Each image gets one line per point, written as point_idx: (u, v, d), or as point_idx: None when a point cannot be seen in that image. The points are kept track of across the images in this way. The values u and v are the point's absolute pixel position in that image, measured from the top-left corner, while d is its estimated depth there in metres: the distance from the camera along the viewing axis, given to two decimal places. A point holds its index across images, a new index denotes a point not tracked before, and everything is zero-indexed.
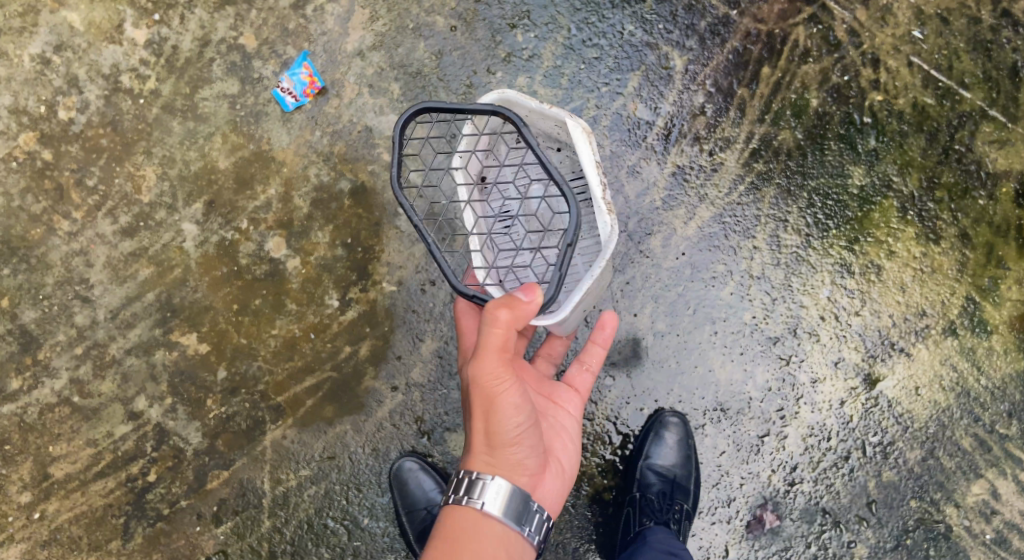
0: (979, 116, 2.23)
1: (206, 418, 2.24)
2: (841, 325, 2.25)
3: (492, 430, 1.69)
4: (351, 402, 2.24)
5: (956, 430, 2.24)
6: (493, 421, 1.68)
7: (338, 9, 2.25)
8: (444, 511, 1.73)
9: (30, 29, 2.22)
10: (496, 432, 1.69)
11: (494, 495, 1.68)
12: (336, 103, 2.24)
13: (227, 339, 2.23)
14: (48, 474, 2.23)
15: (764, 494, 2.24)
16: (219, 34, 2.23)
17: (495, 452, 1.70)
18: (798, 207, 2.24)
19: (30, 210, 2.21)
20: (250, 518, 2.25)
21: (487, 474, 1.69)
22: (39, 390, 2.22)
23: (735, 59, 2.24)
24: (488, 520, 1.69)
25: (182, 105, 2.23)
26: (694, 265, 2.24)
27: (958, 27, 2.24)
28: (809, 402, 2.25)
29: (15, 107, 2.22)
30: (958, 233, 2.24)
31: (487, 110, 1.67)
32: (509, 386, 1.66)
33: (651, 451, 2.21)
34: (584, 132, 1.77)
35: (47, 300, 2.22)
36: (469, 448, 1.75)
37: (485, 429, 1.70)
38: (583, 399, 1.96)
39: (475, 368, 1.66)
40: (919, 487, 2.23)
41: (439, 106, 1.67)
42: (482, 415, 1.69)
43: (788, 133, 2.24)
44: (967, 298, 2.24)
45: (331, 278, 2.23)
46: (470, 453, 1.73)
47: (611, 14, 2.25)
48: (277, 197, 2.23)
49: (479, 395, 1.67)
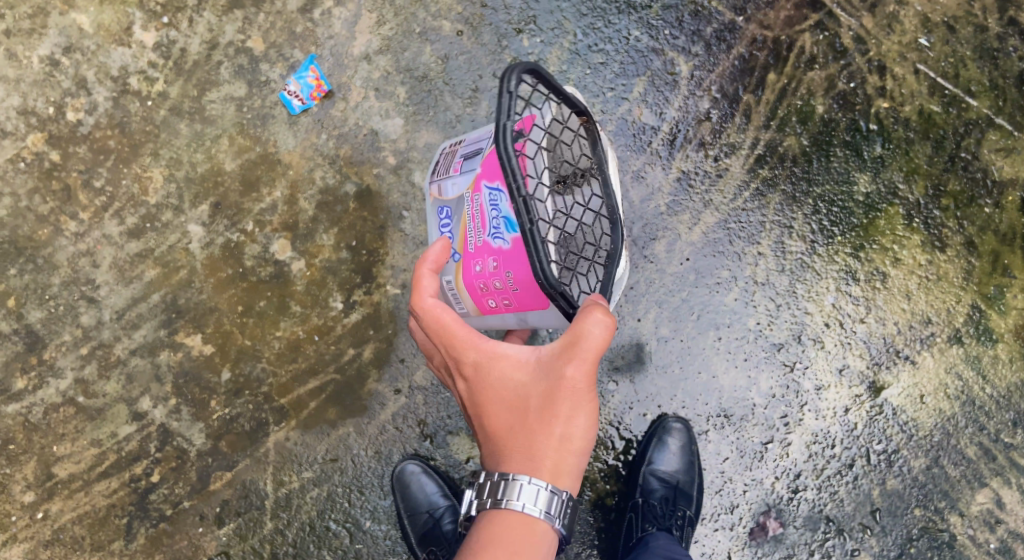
0: (985, 124, 2.23)
1: (209, 420, 2.24)
2: (845, 332, 2.24)
3: (571, 435, 1.60)
4: (354, 405, 2.25)
5: (960, 439, 2.23)
6: (575, 426, 1.60)
7: (345, 13, 2.26)
8: (489, 513, 1.59)
9: (38, 31, 2.23)
10: (574, 439, 1.60)
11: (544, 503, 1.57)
12: (342, 107, 2.25)
13: (231, 340, 2.24)
14: (52, 474, 2.23)
15: (768, 501, 2.24)
16: (226, 37, 2.25)
17: (566, 460, 1.60)
18: (803, 214, 2.24)
19: (37, 211, 2.23)
20: (252, 519, 2.25)
21: (562, 483, 1.59)
22: (44, 390, 2.23)
23: (741, 65, 2.25)
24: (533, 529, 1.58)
25: (189, 107, 2.24)
26: (699, 270, 2.24)
27: (965, 34, 2.24)
28: (813, 408, 2.24)
29: (24, 108, 2.23)
30: (964, 241, 2.23)
31: (579, 106, 1.64)
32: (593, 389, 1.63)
33: (654, 457, 2.21)
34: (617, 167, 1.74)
35: (53, 300, 2.22)
36: (529, 457, 1.60)
37: (563, 434, 1.60)
38: None
39: (572, 369, 1.58)
40: (924, 496, 2.22)
41: (550, 77, 1.56)
42: (565, 419, 1.59)
43: (793, 140, 2.24)
44: (972, 306, 2.23)
45: (335, 281, 2.23)
46: (537, 462, 1.59)
47: (617, 19, 2.26)
48: (282, 199, 2.23)
49: (563, 402, 1.59)
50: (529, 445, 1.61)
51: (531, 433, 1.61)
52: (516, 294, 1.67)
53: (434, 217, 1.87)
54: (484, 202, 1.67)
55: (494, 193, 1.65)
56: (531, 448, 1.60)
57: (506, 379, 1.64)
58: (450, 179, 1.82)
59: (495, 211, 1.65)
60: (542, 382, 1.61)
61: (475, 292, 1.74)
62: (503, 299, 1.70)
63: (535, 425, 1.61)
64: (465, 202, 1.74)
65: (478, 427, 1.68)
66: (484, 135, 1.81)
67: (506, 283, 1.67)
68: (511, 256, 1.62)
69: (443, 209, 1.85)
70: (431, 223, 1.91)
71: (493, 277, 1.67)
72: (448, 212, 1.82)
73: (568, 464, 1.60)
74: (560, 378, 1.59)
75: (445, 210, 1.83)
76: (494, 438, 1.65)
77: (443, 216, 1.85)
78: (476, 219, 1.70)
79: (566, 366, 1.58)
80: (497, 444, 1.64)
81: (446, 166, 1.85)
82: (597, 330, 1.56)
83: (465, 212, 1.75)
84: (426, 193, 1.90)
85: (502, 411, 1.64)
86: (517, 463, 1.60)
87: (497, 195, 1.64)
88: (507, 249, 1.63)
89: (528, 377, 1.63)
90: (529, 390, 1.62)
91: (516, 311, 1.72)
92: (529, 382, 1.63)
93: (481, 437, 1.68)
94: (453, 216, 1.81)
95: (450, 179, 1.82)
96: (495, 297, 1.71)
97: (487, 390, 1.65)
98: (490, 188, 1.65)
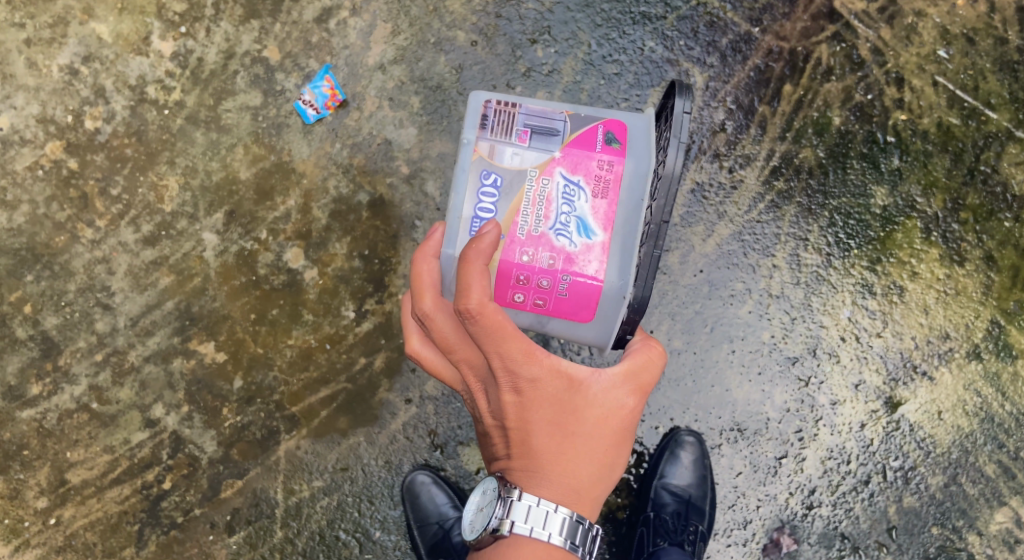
0: (1005, 137, 2.21)
1: (221, 427, 2.24)
2: (861, 346, 2.21)
3: (612, 465, 1.66)
4: (365, 414, 2.24)
5: (979, 456, 2.19)
6: (619, 458, 1.68)
7: (361, 23, 2.27)
8: (520, 539, 1.60)
9: (59, 40, 2.26)
10: (613, 469, 1.67)
11: (564, 527, 1.60)
12: (356, 116, 2.25)
13: (243, 348, 2.24)
14: (65, 480, 2.24)
15: (782, 518, 2.21)
16: (243, 47, 2.26)
17: (603, 491, 1.66)
18: (819, 226, 2.22)
19: (55, 218, 2.24)
20: (263, 528, 2.25)
21: (594, 515, 1.66)
22: (59, 396, 2.24)
23: (757, 76, 2.23)
24: (549, 551, 1.60)
25: (206, 116, 2.26)
26: (713, 282, 2.22)
27: (985, 47, 2.21)
28: (828, 424, 2.21)
29: (42, 115, 2.25)
30: (983, 255, 2.20)
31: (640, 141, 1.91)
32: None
33: (666, 470, 2.19)
34: None
35: (69, 306, 2.24)
36: (573, 486, 1.62)
37: (608, 464, 1.65)
38: None
39: (633, 401, 1.66)
40: (941, 514, 2.19)
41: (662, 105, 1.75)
42: (616, 449, 1.66)
43: (809, 151, 2.22)
44: (992, 322, 2.20)
45: (348, 289, 2.24)
46: (581, 493, 1.63)
47: (632, 30, 2.25)
48: (296, 208, 2.24)
49: (615, 433, 1.65)
50: (574, 474, 1.63)
51: (578, 462, 1.63)
52: (559, 299, 1.63)
53: (471, 178, 1.66)
54: (556, 190, 1.63)
55: (571, 186, 1.63)
56: (577, 477, 1.63)
57: (562, 400, 1.62)
58: (508, 147, 1.65)
59: (568, 206, 1.62)
60: (600, 408, 1.64)
61: (505, 281, 1.63)
62: (537, 298, 1.64)
63: (586, 454, 1.63)
64: (527, 182, 1.64)
65: (516, 444, 1.65)
66: (553, 110, 1.68)
67: (555, 285, 1.62)
68: (575, 259, 1.61)
69: (484, 172, 1.65)
70: (457, 182, 1.67)
71: (542, 274, 1.61)
72: (495, 180, 1.65)
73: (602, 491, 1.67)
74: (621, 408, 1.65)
75: (492, 176, 1.65)
76: (535, 460, 1.63)
77: (485, 181, 1.65)
78: (538, 206, 1.63)
79: (630, 397, 1.66)
80: (539, 467, 1.63)
81: (500, 128, 1.66)
82: (657, 364, 1.70)
83: (524, 193, 1.64)
84: (467, 146, 1.66)
85: (553, 433, 1.62)
86: (562, 491, 1.62)
87: (575, 192, 1.63)
88: (572, 251, 1.61)
89: (587, 401, 1.63)
90: (585, 415, 1.63)
91: (542, 312, 1.66)
92: (587, 406, 1.63)
93: (516, 454, 1.65)
94: (505, 190, 1.64)
95: (508, 146, 1.65)
96: (527, 293, 1.63)
97: (539, 409, 1.62)
98: (570, 181, 1.63)
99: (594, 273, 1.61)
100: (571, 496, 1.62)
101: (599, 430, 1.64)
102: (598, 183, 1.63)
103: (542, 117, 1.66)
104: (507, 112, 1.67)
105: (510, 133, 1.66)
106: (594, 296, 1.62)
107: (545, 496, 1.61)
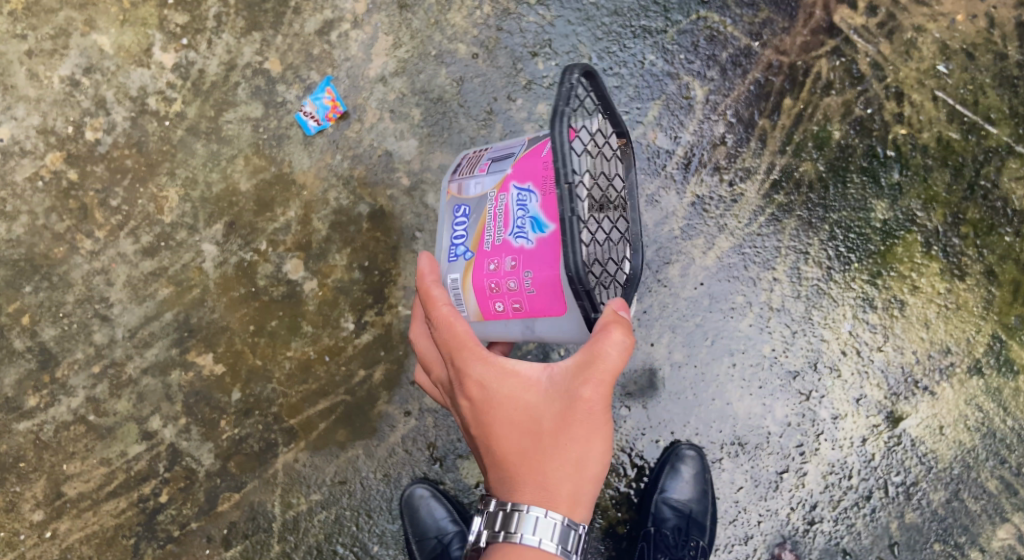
0: (1005, 152, 2.21)
1: (219, 440, 2.23)
2: (862, 360, 2.20)
3: (585, 462, 1.60)
4: (364, 426, 2.23)
5: (981, 472, 2.18)
6: (593, 455, 1.60)
7: (362, 36, 2.28)
8: (496, 545, 1.59)
9: (60, 51, 2.26)
10: (588, 466, 1.60)
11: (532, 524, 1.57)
12: (357, 128, 2.26)
13: (242, 360, 2.23)
14: (62, 493, 2.23)
15: (783, 533, 2.19)
16: (244, 59, 2.27)
17: (581, 491, 1.60)
18: (819, 240, 2.22)
19: (54, 229, 2.24)
20: (260, 542, 2.23)
21: (578, 516, 1.59)
22: (56, 408, 2.23)
23: (757, 90, 2.24)
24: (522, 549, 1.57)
25: (206, 127, 2.26)
26: (713, 295, 2.21)
27: (984, 62, 2.22)
28: (829, 438, 2.20)
29: (43, 127, 2.25)
30: (984, 270, 2.20)
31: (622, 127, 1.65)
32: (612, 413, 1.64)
33: (666, 485, 2.17)
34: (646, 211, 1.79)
35: (67, 317, 2.23)
36: (543, 488, 1.59)
37: (578, 461, 1.60)
38: None
39: (589, 395, 1.57)
40: (943, 530, 2.17)
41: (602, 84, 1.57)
42: (583, 446, 1.59)
43: (809, 165, 2.22)
44: (993, 337, 2.19)
45: (347, 301, 2.23)
46: (553, 493, 1.59)
47: (633, 43, 2.26)
48: (296, 219, 2.24)
49: (576, 427, 1.59)
50: (542, 474, 1.60)
51: (544, 463, 1.60)
52: (530, 297, 1.63)
53: (447, 216, 1.77)
54: (511, 201, 1.65)
55: (523, 192, 1.65)
56: (545, 477, 1.59)
57: (515, 401, 1.61)
58: (472, 179, 1.75)
59: (522, 210, 1.63)
60: (555, 404, 1.60)
61: (482, 294, 1.67)
62: (513, 303, 1.65)
63: (549, 454, 1.59)
64: (488, 203, 1.70)
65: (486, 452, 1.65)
66: (514, 142, 1.78)
67: (522, 284, 1.62)
68: (534, 255, 1.60)
69: (455, 206, 1.76)
70: (441, 224, 1.80)
71: (508, 276, 1.62)
72: (464, 211, 1.74)
73: (582, 490, 1.61)
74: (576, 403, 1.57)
75: (461, 208, 1.75)
76: (503, 465, 1.62)
77: (457, 214, 1.75)
78: (499, 218, 1.66)
79: (582, 390, 1.57)
80: (507, 472, 1.62)
81: (468, 168, 1.80)
82: (614, 353, 1.55)
83: (484, 211, 1.69)
84: (442, 191, 1.80)
85: (513, 437, 1.61)
86: (533, 494, 1.59)
87: (527, 196, 1.64)
88: (530, 249, 1.61)
89: (540, 399, 1.61)
90: (540, 413, 1.61)
91: (524, 316, 1.67)
92: (541, 404, 1.61)
93: (486, 461, 1.65)
94: (473, 215, 1.72)
95: (472, 180, 1.76)
96: (504, 300, 1.65)
97: (496, 413, 1.62)
98: (520, 188, 1.65)
99: (552, 263, 1.58)
100: (544, 500, 1.58)
101: (559, 428, 1.59)
102: (546, 180, 1.63)
103: (504, 150, 1.76)
104: (475, 158, 1.81)
105: (474, 169, 1.77)
106: (558, 286, 1.59)
107: (517, 500, 1.60)
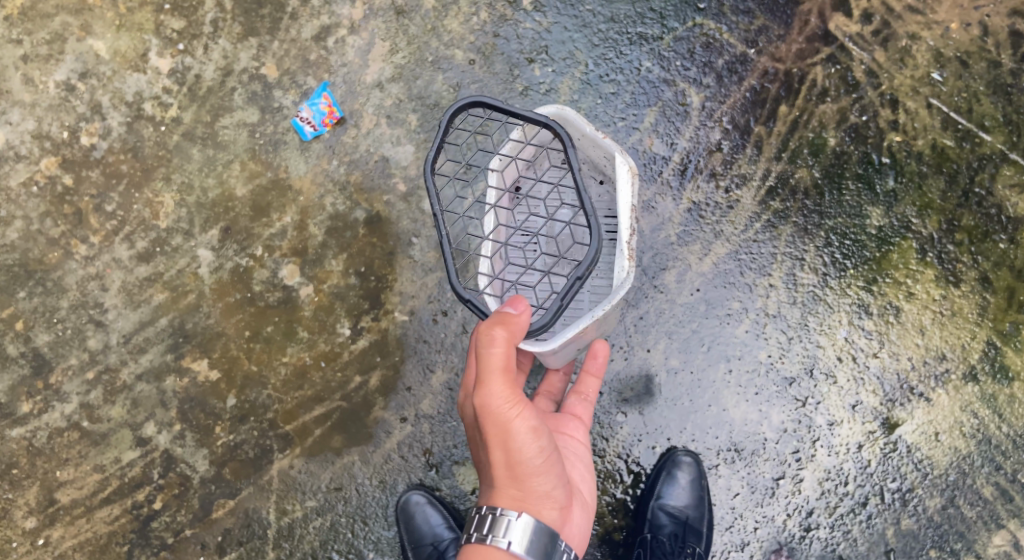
0: (999, 158, 2.22)
1: (214, 446, 2.22)
2: (858, 367, 2.21)
3: (513, 461, 1.59)
4: (360, 432, 2.22)
5: (977, 479, 2.18)
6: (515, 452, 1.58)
7: (359, 41, 2.28)
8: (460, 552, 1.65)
9: (55, 56, 2.26)
10: (517, 463, 1.58)
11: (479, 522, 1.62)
12: (354, 133, 2.26)
13: (237, 366, 2.22)
14: (54, 500, 2.21)
15: (779, 540, 2.19)
16: (241, 64, 2.27)
17: (518, 486, 1.60)
18: (815, 246, 2.22)
19: (49, 234, 2.23)
20: (254, 549, 2.21)
21: (515, 510, 1.60)
22: (49, 414, 2.21)
23: (752, 97, 2.25)
24: (476, 546, 1.61)
25: (202, 132, 2.25)
26: (709, 301, 2.22)
27: (978, 70, 2.23)
28: (825, 444, 2.20)
29: (38, 132, 2.25)
30: (978, 276, 2.20)
31: (543, 122, 1.62)
32: (526, 407, 1.58)
33: (663, 491, 2.17)
34: (629, 173, 1.77)
35: (61, 323, 2.22)
36: (487, 484, 1.65)
37: (504, 461, 1.59)
38: (585, 426, 1.89)
39: (482, 399, 1.56)
40: (939, 537, 2.17)
41: (493, 104, 1.63)
42: (501, 446, 1.57)
43: (805, 171, 2.23)
44: (988, 343, 2.20)
45: (343, 307, 2.22)
46: (492, 490, 1.62)
47: (629, 50, 2.27)
48: (292, 225, 2.23)
49: (488, 431, 1.57)
50: (485, 473, 1.65)
51: (484, 462, 1.64)
52: None
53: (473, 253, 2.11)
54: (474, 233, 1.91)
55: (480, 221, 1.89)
56: (487, 475, 1.64)
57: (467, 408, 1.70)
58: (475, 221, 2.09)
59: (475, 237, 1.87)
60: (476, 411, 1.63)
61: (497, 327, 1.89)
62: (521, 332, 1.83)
63: (483, 455, 1.63)
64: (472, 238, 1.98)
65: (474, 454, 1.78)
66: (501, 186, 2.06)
67: None
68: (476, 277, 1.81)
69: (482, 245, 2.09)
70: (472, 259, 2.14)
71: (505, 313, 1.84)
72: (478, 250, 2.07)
73: (520, 488, 1.60)
74: (475, 407, 1.57)
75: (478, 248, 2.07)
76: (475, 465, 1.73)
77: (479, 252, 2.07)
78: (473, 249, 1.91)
79: (476, 393, 1.57)
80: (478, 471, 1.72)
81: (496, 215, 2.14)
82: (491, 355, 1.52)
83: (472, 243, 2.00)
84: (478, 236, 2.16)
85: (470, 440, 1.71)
86: (482, 490, 1.66)
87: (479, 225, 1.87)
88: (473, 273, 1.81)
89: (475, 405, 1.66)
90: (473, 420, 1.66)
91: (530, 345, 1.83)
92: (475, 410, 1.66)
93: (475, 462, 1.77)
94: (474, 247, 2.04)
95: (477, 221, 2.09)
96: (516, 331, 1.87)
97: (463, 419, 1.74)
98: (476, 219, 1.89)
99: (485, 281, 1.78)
100: (488, 495, 1.64)
101: (480, 431, 1.61)
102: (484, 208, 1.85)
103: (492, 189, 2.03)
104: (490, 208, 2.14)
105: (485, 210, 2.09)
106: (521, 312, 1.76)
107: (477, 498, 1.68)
